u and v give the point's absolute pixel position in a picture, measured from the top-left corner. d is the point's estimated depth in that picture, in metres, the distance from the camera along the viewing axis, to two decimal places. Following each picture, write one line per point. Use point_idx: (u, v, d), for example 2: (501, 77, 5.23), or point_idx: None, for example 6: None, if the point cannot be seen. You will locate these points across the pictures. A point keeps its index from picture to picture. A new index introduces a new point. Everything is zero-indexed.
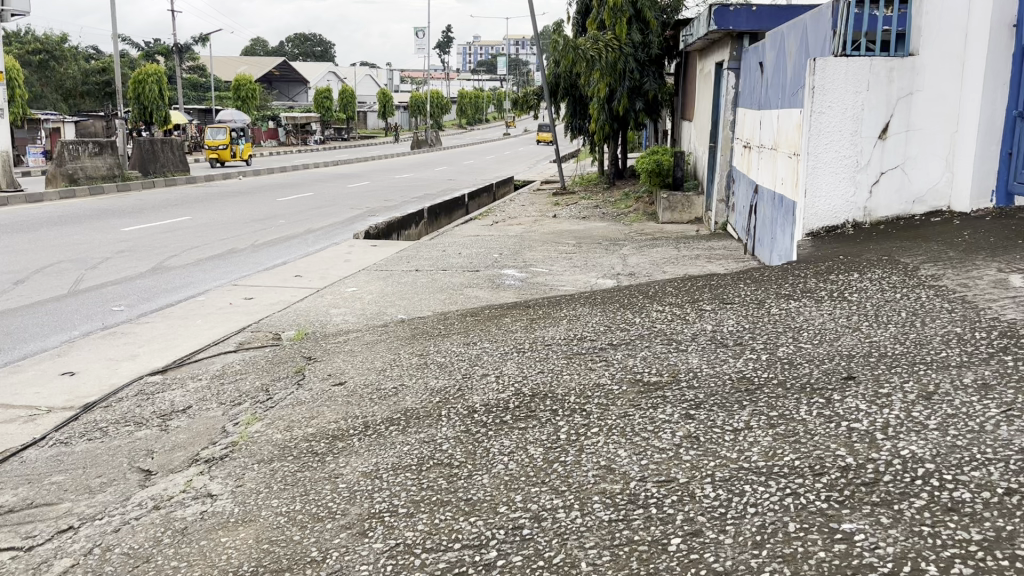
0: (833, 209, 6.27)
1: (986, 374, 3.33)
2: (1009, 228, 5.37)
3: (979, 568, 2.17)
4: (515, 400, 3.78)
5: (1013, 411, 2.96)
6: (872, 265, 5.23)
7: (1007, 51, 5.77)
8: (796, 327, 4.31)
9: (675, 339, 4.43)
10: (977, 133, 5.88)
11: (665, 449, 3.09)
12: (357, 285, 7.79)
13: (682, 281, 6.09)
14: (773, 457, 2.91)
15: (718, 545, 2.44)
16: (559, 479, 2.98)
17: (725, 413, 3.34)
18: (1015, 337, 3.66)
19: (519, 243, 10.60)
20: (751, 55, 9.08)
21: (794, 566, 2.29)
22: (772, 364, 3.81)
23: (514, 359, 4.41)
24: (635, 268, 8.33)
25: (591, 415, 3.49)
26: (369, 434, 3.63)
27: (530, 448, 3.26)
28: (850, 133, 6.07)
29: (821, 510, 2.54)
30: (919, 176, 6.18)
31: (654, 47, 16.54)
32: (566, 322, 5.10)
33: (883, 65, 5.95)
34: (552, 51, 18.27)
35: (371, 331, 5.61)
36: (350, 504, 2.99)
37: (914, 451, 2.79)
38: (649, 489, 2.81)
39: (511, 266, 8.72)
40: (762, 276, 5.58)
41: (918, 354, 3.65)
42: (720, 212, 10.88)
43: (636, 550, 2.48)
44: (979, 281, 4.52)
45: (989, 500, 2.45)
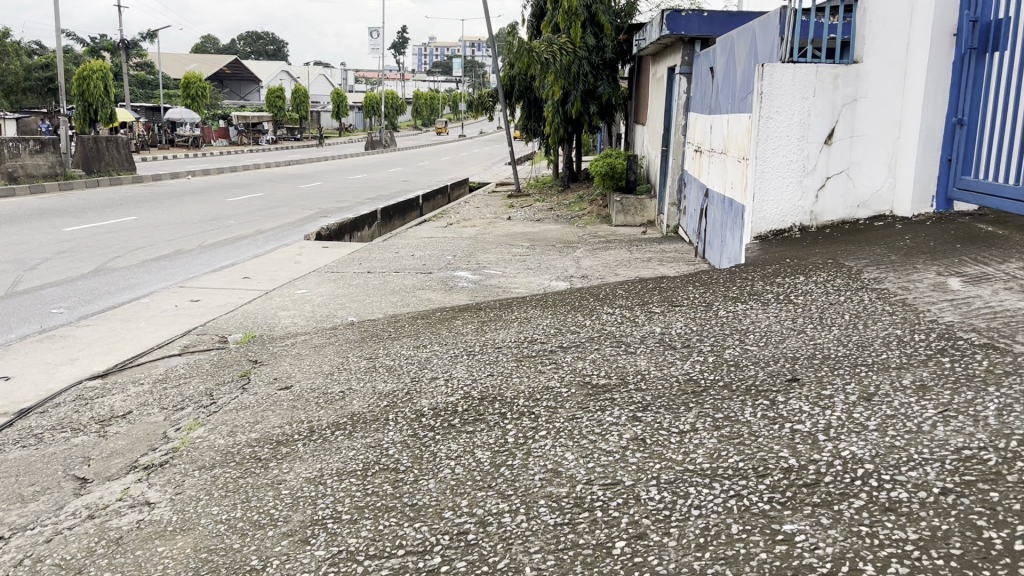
0: (780, 213, 6.40)
1: (924, 375, 3.40)
2: (948, 232, 5.51)
3: (914, 567, 2.20)
4: (464, 403, 3.76)
5: (950, 412, 3.03)
6: (817, 268, 5.31)
7: (948, 58, 5.81)
8: (742, 329, 4.36)
9: (624, 341, 4.45)
10: (918, 139, 5.97)
11: (612, 452, 3.09)
12: (307, 287, 7.69)
13: (632, 283, 6.12)
14: (718, 459, 2.94)
15: (662, 548, 2.45)
16: (505, 483, 2.96)
17: (672, 415, 3.37)
18: (953, 339, 3.74)
19: (473, 246, 10.57)
20: (702, 60, 9.18)
21: (736, 568, 2.31)
22: (719, 366, 3.85)
23: (463, 362, 4.39)
24: (589, 270, 8.38)
25: (539, 419, 3.48)
26: (315, 439, 3.57)
27: (477, 451, 3.24)
28: (797, 138, 6.21)
29: (763, 511, 2.57)
30: (863, 181, 6.30)
31: (608, 51, 16.69)
32: (516, 325, 5.10)
33: (828, 72, 6.10)
34: (507, 54, 18.27)
35: (320, 334, 5.54)
36: (292, 511, 2.94)
37: (854, 452, 2.83)
38: (595, 492, 2.81)
39: (465, 268, 8.70)
40: (710, 279, 5.64)
41: (860, 356, 3.71)
42: (672, 216, 10.99)
43: (580, 554, 2.47)
44: (919, 285, 4.63)
45: (926, 501, 2.49)
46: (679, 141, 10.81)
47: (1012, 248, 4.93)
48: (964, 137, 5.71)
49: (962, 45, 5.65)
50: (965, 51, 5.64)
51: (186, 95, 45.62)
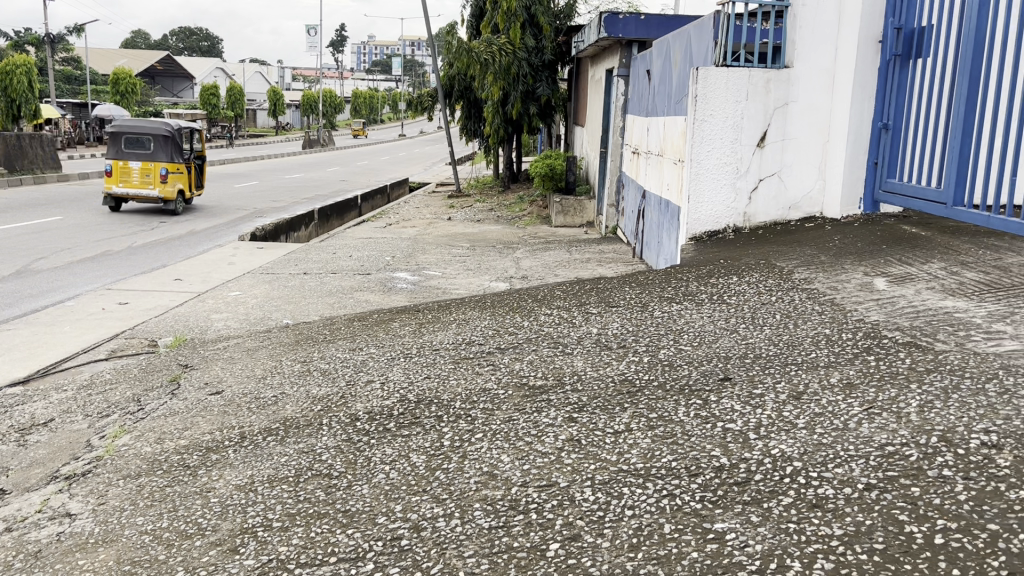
0: (715, 215, 6.51)
1: (851, 373, 3.49)
2: (875, 234, 5.67)
3: (839, 562, 2.25)
4: (400, 406, 3.72)
5: (874, 409, 3.11)
6: (750, 268, 5.41)
7: (874, 65, 5.99)
8: (677, 329, 4.42)
9: (561, 342, 4.47)
10: (846, 143, 6.14)
11: (547, 453, 3.10)
12: (241, 289, 7.53)
13: (570, 283, 6.16)
14: (651, 459, 2.96)
15: (595, 549, 2.46)
16: (439, 487, 2.94)
17: (607, 415, 3.39)
18: (878, 338, 3.85)
19: (412, 246, 10.51)
20: (639, 63, 9.28)
21: (668, 568, 2.33)
22: (653, 366, 3.89)
23: (400, 365, 4.35)
24: (528, 271, 8.40)
25: (475, 421, 3.47)
26: (246, 445, 3.50)
27: (412, 455, 3.21)
28: (731, 141, 6.33)
29: (695, 510, 2.60)
30: (793, 184, 6.45)
31: (548, 53, 16.80)
32: (455, 327, 5.07)
33: (760, 76, 6.23)
34: (447, 53, 18.22)
35: (254, 337, 5.43)
36: (221, 519, 2.87)
37: (783, 450, 2.88)
38: (530, 494, 2.81)
39: (403, 269, 8.63)
40: (647, 279, 5.70)
41: (790, 355, 3.79)
42: (611, 216, 11.10)
43: (514, 558, 2.46)
44: (846, 285, 4.75)
45: (851, 496, 2.55)
46: (617, 143, 10.91)
47: (934, 250, 5.10)
48: (889, 141, 5.89)
49: (887, 52, 5.83)
50: (890, 57, 5.81)
51: (116, 91, 44.33)
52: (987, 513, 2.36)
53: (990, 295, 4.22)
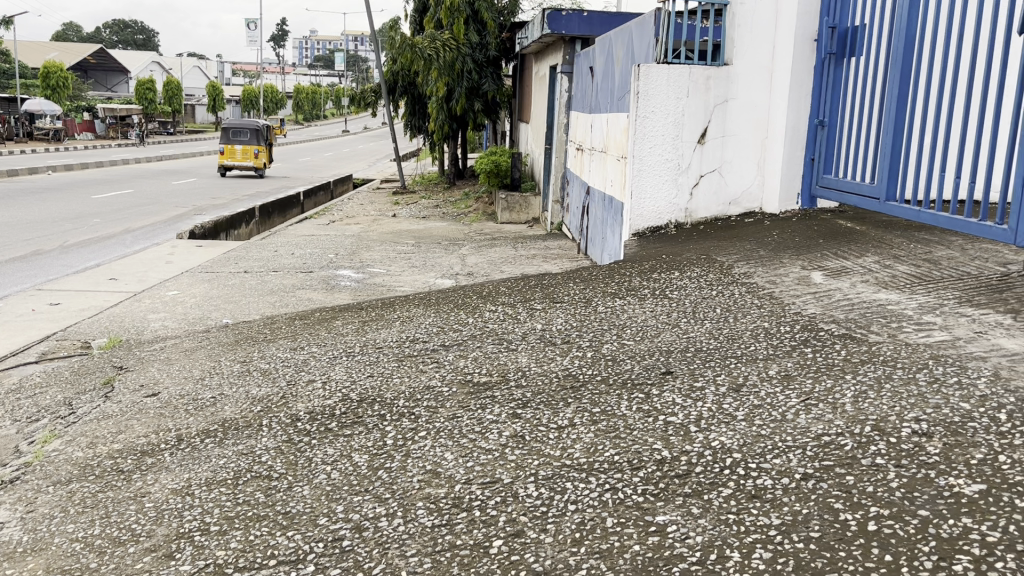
0: (657, 210, 6.57)
1: (788, 365, 3.55)
2: (811, 228, 5.79)
3: (776, 551, 2.29)
4: (343, 406, 3.67)
5: (811, 400, 3.18)
6: (691, 263, 5.48)
7: (810, 63, 6.12)
8: (620, 324, 4.45)
9: (505, 338, 4.46)
10: (783, 140, 6.26)
11: (491, 450, 3.09)
12: (179, 289, 7.36)
13: (515, 279, 6.16)
14: (594, 453, 2.97)
15: (539, 545, 2.46)
16: (382, 486, 2.90)
17: (551, 411, 3.39)
18: (815, 330, 3.93)
19: (356, 243, 10.41)
20: (582, 60, 9.32)
21: (610, 562, 2.34)
22: (597, 361, 3.91)
23: (342, 364, 4.29)
24: (474, 267, 8.39)
25: (419, 419, 3.44)
26: (183, 448, 3.42)
27: (354, 455, 3.17)
28: (672, 137, 6.40)
29: (636, 503, 2.62)
30: (733, 179, 6.55)
31: (491, 49, 16.81)
32: (398, 325, 5.02)
33: (701, 73, 6.31)
34: (392, 49, 18.11)
35: (191, 337, 5.31)
36: (156, 524, 2.80)
37: (723, 442, 2.92)
38: (473, 491, 2.80)
39: (347, 266, 8.54)
40: (590, 275, 5.74)
41: (730, 348, 3.85)
42: (556, 213, 11.15)
43: (457, 556, 2.45)
44: (785, 279, 4.84)
45: (788, 486, 2.59)
46: (561, 139, 10.96)
47: (868, 243, 5.24)
48: (825, 138, 6.02)
49: (822, 50, 5.96)
50: (825, 55, 5.95)
51: (46, 85, 42.92)
52: (918, 499, 2.42)
53: (921, 287, 4.34)
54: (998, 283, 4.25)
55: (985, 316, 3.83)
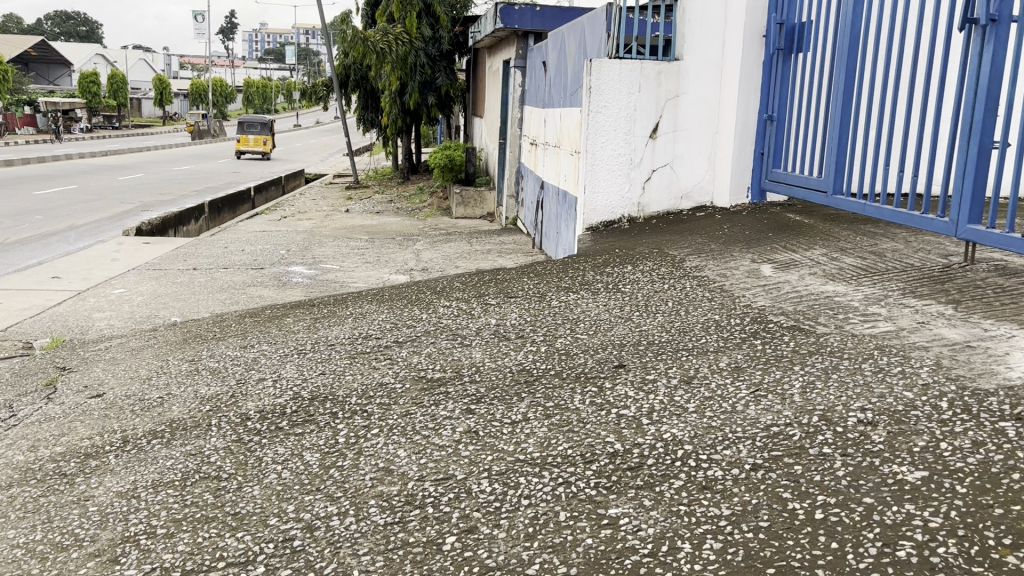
0: (610, 205, 6.60)
1: (739, 357, 3.60)
2: (761, 222, 5.88)
3: (727, 542, 2.31)
4: (294, 404, 3.62)
5: (761, 391, 3.22)
6: (643, 257, 5.53)
7: (759, 59, 6.20)
8: (573, 318, 4.47)
9: (459, 334, 4.45)
10: (733, 135, 6.34)
11: (445, 446, 3.07)
12: (126, 287, 7.20)
13: (469, 274, 6.13)
14: (548, 448, 2.98)
15: (492, 540, 2.45)
16: (334, 485, 2.87)
17: (505, 406, 3.39)
18: (764, 322, 3.99)
19: (308, 239, 10.29)
20: (535, 54, 9.33)
21: (563, 556, 2.34)
22: (551, 356, 3.92)
23: (293, 361, 4.24)
24: (428, 263, 8.34)
25: (371, 417, 3.41)
26: (128, 450, 3.34)
27: (305, 454, 3.13)
28: (624, 132, 6.43)
29: (589, 497, 2.63)
30: (685, 174, 6.62)
31: (445, 43, 16.77)
32: (351, 321, 4.97)
33: (652, 68, 6.36)
34: (344, 42, 17.93)
35: (138, 336, 5.20)
36: (100, 529, 2.73)
37: (674, 434, 2.95)
38: (426, 488, 2.78)
39: (299, 262, 8.43)
40: (544, 269, 5.75)
41: (681, 341, 3.88)
42: (510, 208, 11.15)
43: (410, 553, 2.43)
44: (735, 272, 4.90)
45: (738, 477, 2.63)
46: (514, 134, 10.96)
47: (816, 237, 5.33)
48: (774, 132, 6.10)
49: (771, 46, 6.05)
50: (774, 51, 6.03)
51: None
52: (864, 487, 2.47)
53: (867, 279, 4.43)
54: (940, 274, 4.36)
55: (928, 306, 3.92)
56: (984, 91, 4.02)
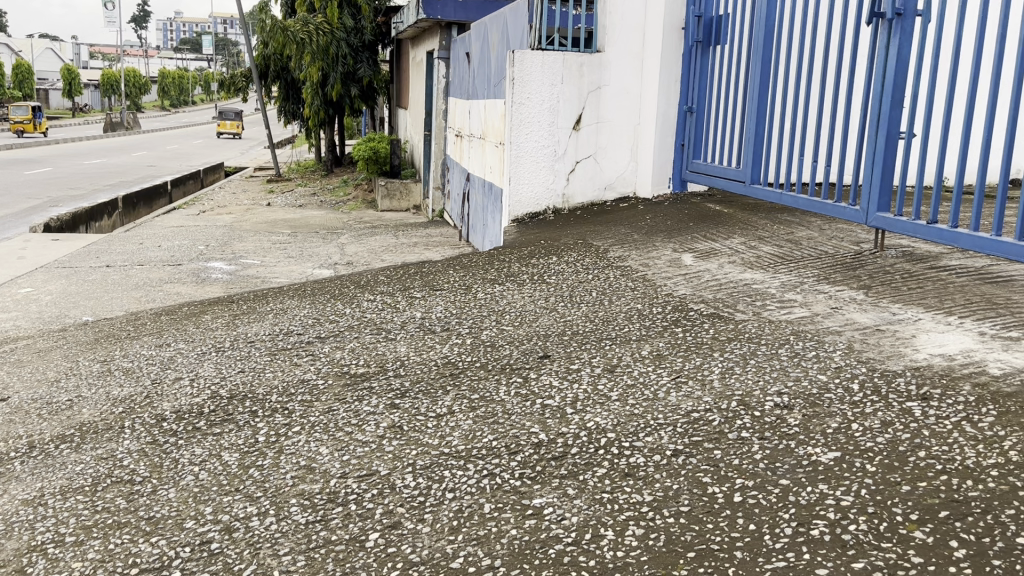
0: (535, 196, 6.60)
1: (661, 345, 3.65)
2: (682, 212, 5.99)
3: (649, 527, 2.34)
4: (211, 404, 3.52)
5: (682, 378, 3.28)
6: (568, 248, 5.56)
7: (678, 51, 6.30)
8: (499, 310, 4.46)
9: (384, 328, 4.39)
10: (654, 126, 6.43)
11: (368, 442, 3.03)
12: (33, 286, 6.89)
13: (393, 267, 6.06)
14: (472, 440, 2.97)
15: (416, 535, 2.43)
16: (253, 485, 2.80)
17: (429, 400, 3.36)
18: (685, 310, 4.06)
19: (228, 234, 10.03)
20: (458, 46, 9.28)
21: (487, 548, 2.34)
22: (476, 348, 3.90)
23: (211, 360, 4.13)
24: (353, 257, 8.23)
25: (293, 414, 3.34)
26: (35, 456, 3.20)
27: (224, 454, 3.05)
28: (548, 124, 6.45)
29: (514, 487, 2.63)
30: (608, 165, 6.68)
31: (367, 33, 16.57)
32: (272, 317, 4.87)
33: (574, 60, 6.39)
34: (263, 32, 17.54)
35: (46, 337, 4.99)
36: (4, 539, 2.61)
37: (598, 423, 2.97)
38: (349, 485, 2.74)
39: (218, 258, 8.21)
40: (470, 261, 5.73)
41: (605, 330, 3.92)
42: (437, 200, 11.09)
43: (332, 551, 2.39)
44: (657, 261, 4.97)
45: (659, 463, 2.66)
46: (439, 126, 10.89)
47: (735, 226, 5.44)
48: (693, 123, 6.21)
49: (690, 39, 6.15)
50: (692, 44, 6.14)
51: None
52: (780, 469, 2.54)
53: (783, 267, 4.55)
54: (852, 261, 4.50)
55: (840, 292, 4.05)
56: (890, 83, 4.17)
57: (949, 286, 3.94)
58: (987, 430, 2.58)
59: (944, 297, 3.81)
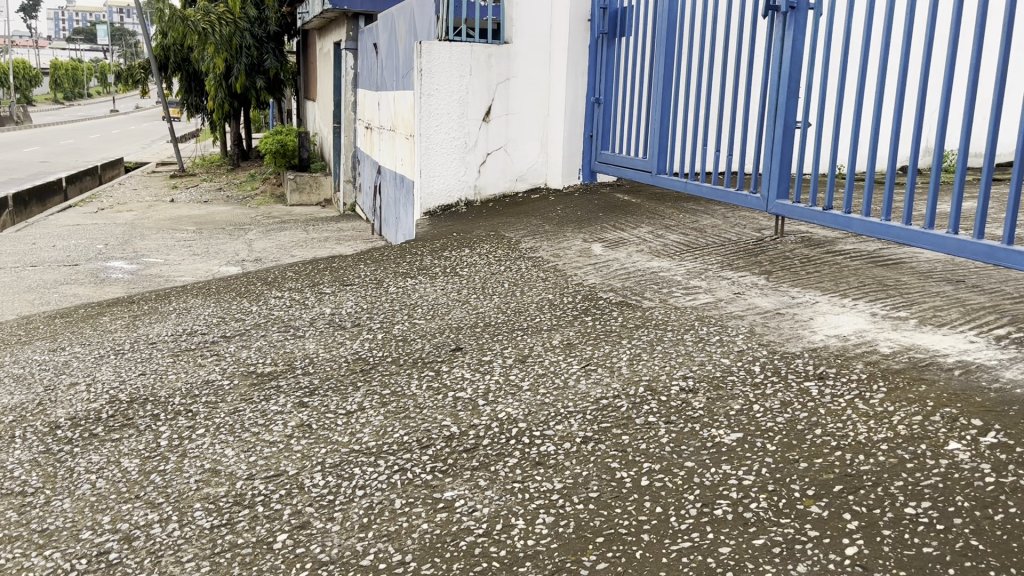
0: (447, 188, 6.56)
1: (571, 334, 3.69)
2: (592, 203, 6.06)
3: (559, 514, 2.36)
4: (110, 409, 3.39)
5: (592, 365, 3.32)
6: (481, 240, 5.56)
7: (584, 42, 6.39)
8: (411, 304, 4.43)
9: (292, 325, 4.31)
10: (563, 117, 6.49)
11: (275, 442, 2.96)
12: None
13: (303, 263, 5.94)
14: (383, 436, 2.94)
15: (325, 534, 2.39)
16: (155, 491, 2.71)
17: (339, 396, 3.31)
18: (595, 299, 4.11)
19: (129, 232, 9.67)
20: (366, 37, 9.15)
21: (398, 543, 2.32)
22: (387, 343, 3.86)
23: (109, 363, 3.96)
24: (262, 253, 8.03)
25: (197, 416, 3.24)
26: None
27: (122, 461, 2.93)
28: (457, 115, 6.42)
29: (425, 481, 2.61)
30: (519, 156, 6.71)
31: (272, 24, 16.19)
32: (174, 317, 4.71)
33: (482, 51, 6.38)
34: (162, 21, 16.92)
35: None
36: None
37: (509, 413, 2.99)
38: (256, 487, 2.68)
39: (119, 257, 7.88)
40: (381, 255, 5.68)
41: (517, 321, 3.94)
42: (348, 193, 10.93)
43: (238, 555, 2.33)
44: (567, 251, 5.02)
45: (570, 450, 2.69)
46: (348, 118, 10.71)
47: (643, 215, 5.54)
48: (601, 115, 6.31)
49: (595, 31, 6.25)
50: (598, 36, 6.22)
51: None
52: (685, 452, 2.60)
53: (689, 254, 4.66)
54: (753, 247, 4.64)
55: (743, 278, 4.17)
56: (786, 73, 4.31)
57: (844, 270, 4.11)
58: (878, 406, 2.70)
59: (839, 280, 3.97)
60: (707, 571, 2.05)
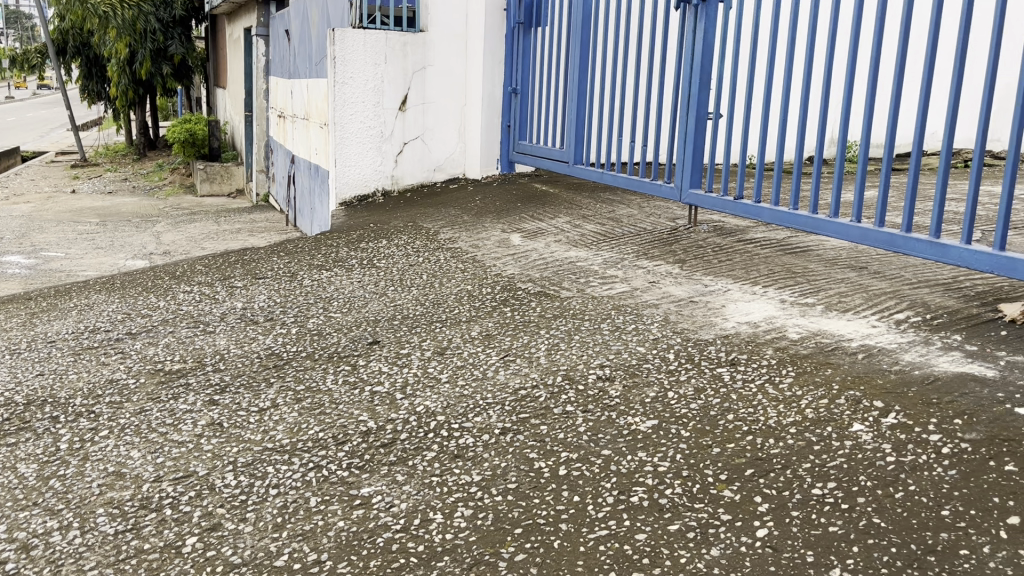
0: (363, 178, 6.46)
1: (489, 325, 3.68)
2: (510, 193, 6.06)
3: (477, 507, 2.35)
4: (5, 412, 3.21)
5: (510, 356, 3.31)
6: (398, 231, 5.49)
7: (500, 31, 6.36)
8: (326, 297, 4.34)
9: (201, 321, 4.17)
10: (480, 107, 6.46)
11: (184, 442, 2.86)
12: None
13: (214, 255, 5.75)
14: (297, 433, 2.87)
15: (237, 536, 2.32)
16: (54, 497, 2.58)
17: (251, 394, 3.21)
18: (513, 290, 4.11)
19: (26, 225, 9.20)
20: (278, 23, 8.91)
21: (313, 542, 2.27)
22: (302, 337, 3.78)
23: (4, 364, 3.76)
24: (171, 246, 7.75)
25: (100, 417, 3.11)
26: None
27: (19, 467, 2.79)
28: (373, 104, 6.32)
29: (341, 478, 2.56)
30: (436, 146, 6.65)
31: (178, 9, 15.43)
32: (75, 313, 4.50)
33: (397, 39, 6.29)
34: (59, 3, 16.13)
35: None
36: None
37: (427, 406, 2.96)
38: (164, 489, 2.58)
39: (16, 251, 7.49)
40: (295, 247, 5.55)
41: (436, 313, 3.90)
42: (261, 183, 10.67)
43: (144, 561, 2.24)
44: (486, 242, 5.00)
45: (488, 442, 2.68)
46: (260, 106, 10.42)
47: (560, 205, 5.57)
48: (518, 104, 6.31)
49: (511, 20, 6.24)
50: (514, 25, 6.21)
51: None
52: (602, 440, 2.62)
53: (605, 244, 4.70)
54: (668, 236, 4.72)
55: (657, 267, 4.23)
56: (698, 65, 4.39)
57: (754, 258, 4.21)
58: (787, 391, 2.78)
59: (750, 268, 4.07)
60: (623, 558, 2.08)
